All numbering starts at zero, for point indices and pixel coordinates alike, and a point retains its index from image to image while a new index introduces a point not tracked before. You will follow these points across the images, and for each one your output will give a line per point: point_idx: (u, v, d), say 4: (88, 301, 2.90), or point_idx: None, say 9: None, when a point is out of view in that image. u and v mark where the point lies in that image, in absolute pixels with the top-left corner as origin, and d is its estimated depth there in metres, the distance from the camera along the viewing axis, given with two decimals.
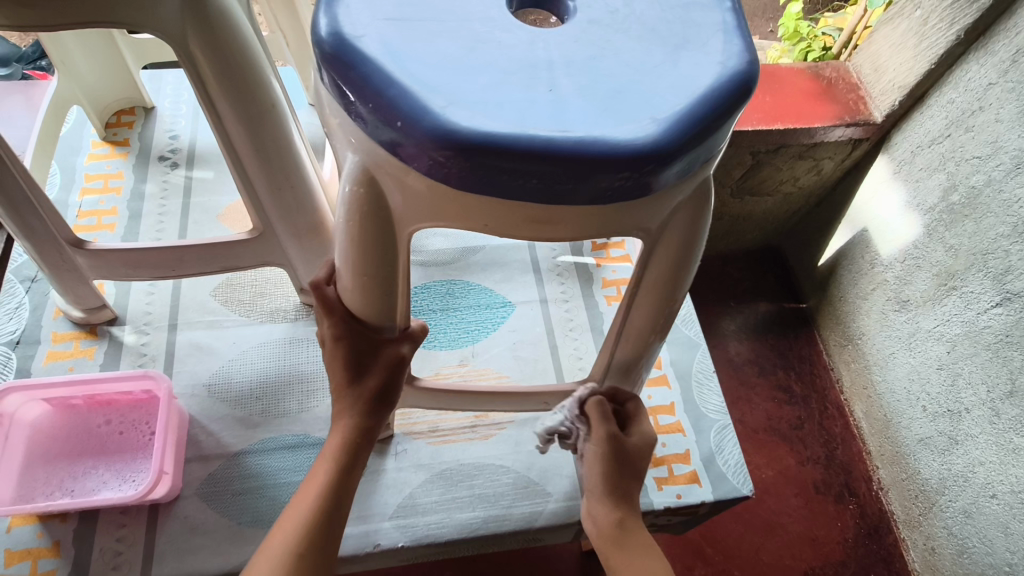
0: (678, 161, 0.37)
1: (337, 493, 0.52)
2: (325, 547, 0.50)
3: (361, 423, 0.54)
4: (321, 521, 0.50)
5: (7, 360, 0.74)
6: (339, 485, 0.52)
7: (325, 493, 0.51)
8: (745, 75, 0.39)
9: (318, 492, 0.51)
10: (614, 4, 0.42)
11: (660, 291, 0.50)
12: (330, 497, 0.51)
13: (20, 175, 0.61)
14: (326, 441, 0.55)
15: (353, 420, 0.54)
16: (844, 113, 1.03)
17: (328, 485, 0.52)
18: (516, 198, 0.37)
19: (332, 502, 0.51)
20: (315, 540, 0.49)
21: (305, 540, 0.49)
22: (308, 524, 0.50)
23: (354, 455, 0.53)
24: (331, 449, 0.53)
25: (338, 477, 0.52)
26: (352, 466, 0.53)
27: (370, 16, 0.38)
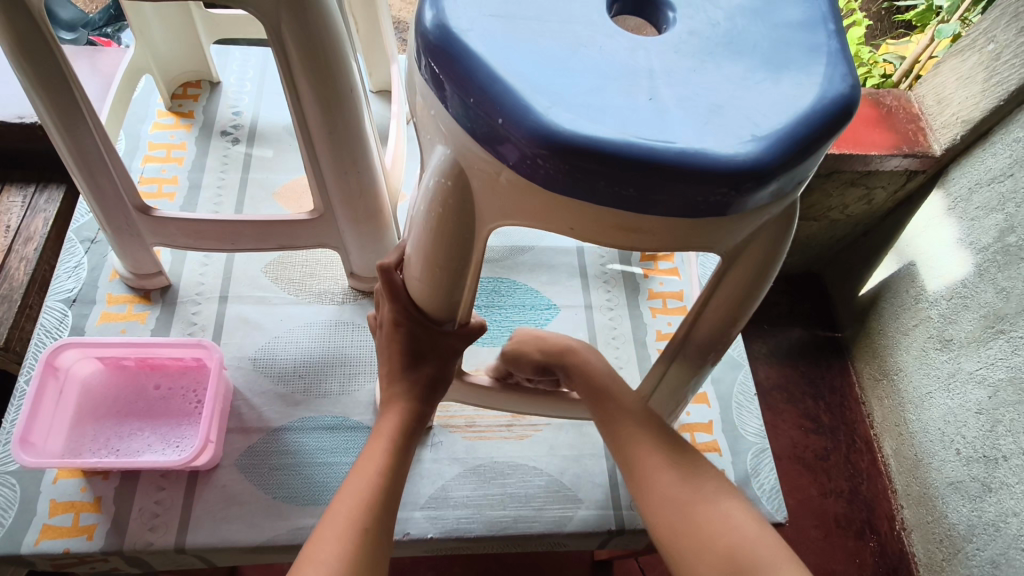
0: (772, 182, 0.38)
1: (396, 473, 0.53)
2: (385, 525, 0.50)
3: (416, 407, 0.56)
4: (384, 500, 0.51)
5: (64, 316, 0.75)
6: (396, 467, 0.53)
7: (386, 473, 0.52)
8: (846, 99, 0.40)
9: (379, 472, 0.52)
10: (715, 19, 0.44)
11: (728, 310, 0.51)
12: (387, 477, 0.52)
13: (98, 132, 0.62)
14: (380, 422, 0.56)
15: (409, 404, 0.56)
16: (902, 142, 1.01)
17: (388, 467, 0.53)
18: (607, 205, 0.39)
19: (393, 481, 0.52)
20: (376, 518, 0.50)
21: (369, 515, 0.50)
22: (371, 501, 0.50)
23: (409, 438, 0.55)
24: (387, 431, 0.55)
25: (396, 458, 0.54)
26: (406, 449, 0.55)
27: (477, 11, 0.40)
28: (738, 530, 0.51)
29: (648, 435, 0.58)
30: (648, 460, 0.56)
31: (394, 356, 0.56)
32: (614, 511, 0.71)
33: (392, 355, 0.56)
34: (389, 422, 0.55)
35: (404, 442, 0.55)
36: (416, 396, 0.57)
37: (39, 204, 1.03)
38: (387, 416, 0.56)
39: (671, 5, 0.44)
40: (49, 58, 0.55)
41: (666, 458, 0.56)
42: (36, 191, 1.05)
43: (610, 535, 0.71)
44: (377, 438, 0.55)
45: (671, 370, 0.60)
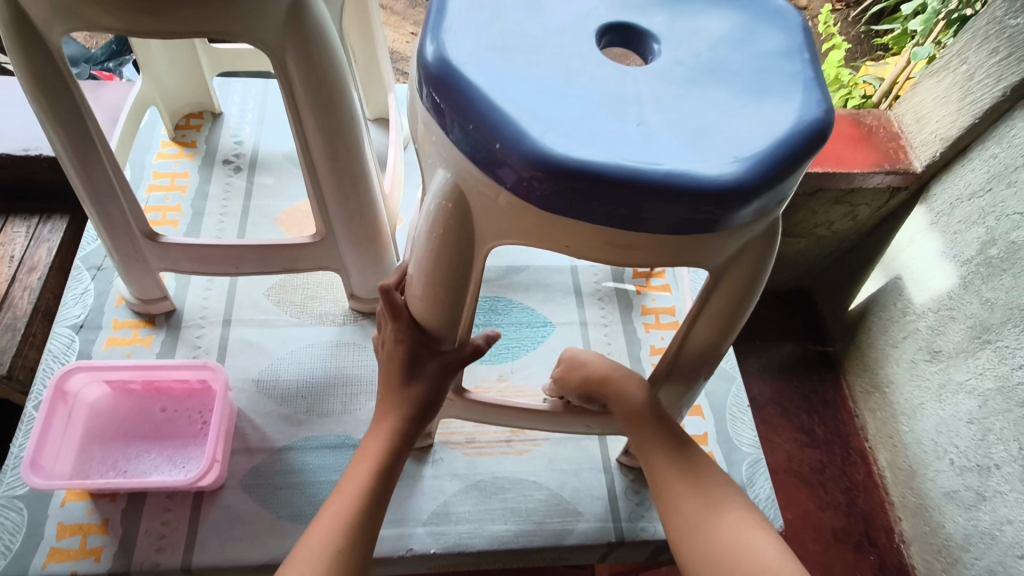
0: (755, 200, 0.41)
1: (378, 493, 0.54)
2: (366, 543, 0.52)
3: (404, 426, 0.57)
4: (363, 519, 0.53)
5: (71, 342, 0.77)
6: (377, 489, 0.55)
7: (366, 494, 0.54)
8: (822, 123, 0.43)
9: (359, 491, 0.54)
10: (698, 49, 0.47)
11: (718, 325, 0.54)
12: (370, 499, 0.54)
13: (109, 162, 0.65)
14: (368, 439, 0.58)
15: (397, 423, 0.57)
16: (884, 160, 1.05)
17: (368, 487, 0.54)
18: (600, 224, 0.41)
19: (374, 502, 0.54)
20: (356, 539, 0.52)
21: (347, 536, 0.51)
22: (354, 521, 0.52)
23: (397, 457, 0.57)
24: (373, 451, 0.56)
25: (380, 478, 0.55)
26: (391, 469, 0.56)
27: (474, 45, 0.43)
28: (761, 561, 0.52)
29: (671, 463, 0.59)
30: (672, 487, 0.58)
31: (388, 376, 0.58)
32: (613, 523, 0.72)
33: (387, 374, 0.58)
34: (377, 438, 0.57)
35: (390, 463, 0.56)
36: (405, 413, 0.57)
37: (42, 234, 1.05)
38: (376, 432, 0.58)
39: (656, 37, 0.47)
40: (65, 92, 0.57)
41: (690, 483, 0.57)
42: (39, 222, 1.07)
43: (611, 547, 0.72)
44: (362, 459, 0.56)
45: (665, 388, 0.63)
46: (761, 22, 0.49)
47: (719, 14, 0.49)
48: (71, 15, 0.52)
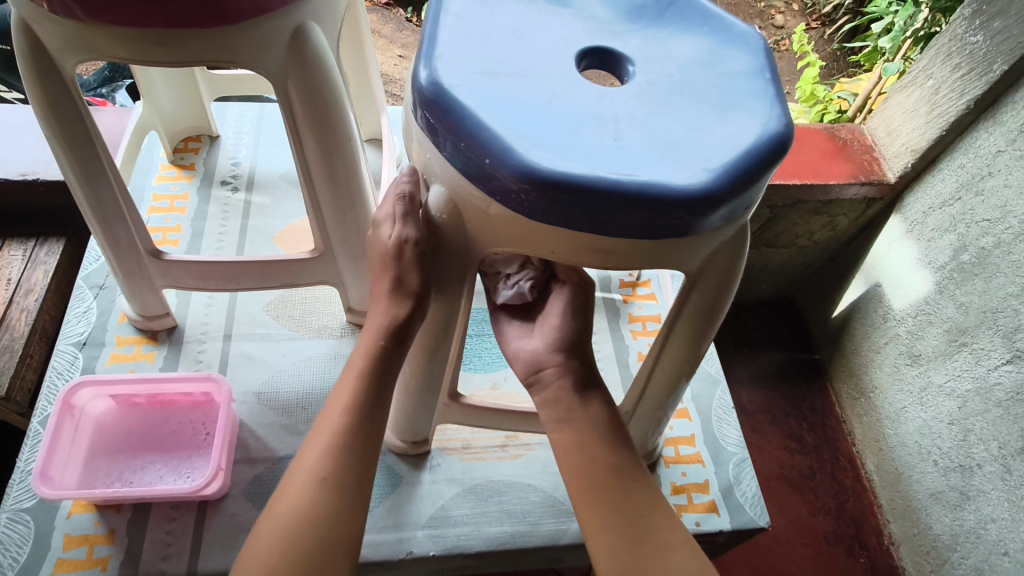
0: (723, 206, 0.45)
1: (359, 420, 0.53)
2: (353, 472, 0.51)
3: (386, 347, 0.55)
4: (350, 445, 0.51)
5: (75, 359, 0.79)
6: (360, 417, 0.53)
7: (347, 431, 0.52)
8: (783, 136, 0.47)
9: (340, 426, 0.52)
10: (669, 71, 0.51)
11: (696, 325, 0.57)
12: (348, 428, 0.52)
13: (116, 184, 0.68)
14: (350, 368, 0.55)
15: (382, 340, 0.55)
16: (859, 172, 1.10)
17: (350, 424, 0.52)
18: (582, 230, 0.45)
19: (353, 428, 0.52)
20: (340, 471, 0.50)
21: (329, 466, 0.50)
22: (336, 452, 0.51)
23: (385, 372, 0.55)
24: (354, 382, 0.54)
25: (362, 402, 0.53)
26: (375, 405, 0.54)
27: (464, 70, 0.47)
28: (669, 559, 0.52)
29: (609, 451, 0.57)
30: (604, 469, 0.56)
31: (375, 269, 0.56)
32: None
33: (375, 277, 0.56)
34: (371, 334, 0.55)
35: (374, 385, 0.55)
36: (390, 328, 0.54)
37: (40, 257, 1.07)
38: (357, 359, 0.56)
39: (631, 60, 0.51)
40: (76, 117, 0.61)
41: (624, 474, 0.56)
42: (36, 245, 1.09)
43: None
44: (345, 384, 0.55)
45: (656, 376, 0.65)
46: (726, 45, 0.53)
47: (688, 39, 0.54)
48: (84, 46, 0.55)
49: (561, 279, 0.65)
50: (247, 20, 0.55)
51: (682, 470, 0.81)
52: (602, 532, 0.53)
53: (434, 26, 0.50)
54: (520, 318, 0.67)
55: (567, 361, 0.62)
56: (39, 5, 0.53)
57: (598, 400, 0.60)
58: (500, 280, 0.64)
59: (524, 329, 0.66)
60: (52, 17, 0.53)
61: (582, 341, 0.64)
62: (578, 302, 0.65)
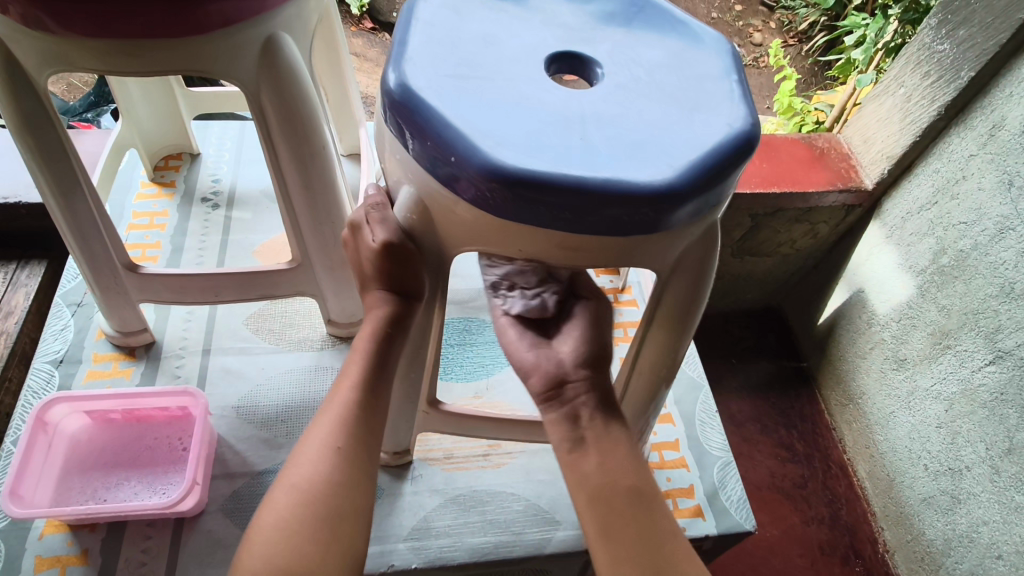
0: (689, 203, 0.45)
1: (361, 415, 0.51)
2: (359, 469, 0.49)
3: (383, 339, 0.54)
4: (354, 438, 0.50)
5: (50, 377, 0.78)
6: (361, 412, 0.51)
7: (349, 422, 0.50)
8: (749, 135, 0.47)
9: (341, 417, 0.50)
10: (636, 74, 0.52)
11: (672, 325, 0.58)
12: (350, 423, 0.50)
13: (91, 198, 0.67)
14: (348, 360, 0.54)
15: (377, 330, 0.54)
16: (837, 179, 1.11)
17: (350, 415, 0.51)
18: (551, 228, 0.45)
19: (356, 424, 0.51)
20: (345, 469, 0.49)
21: (333, 463, 0.48)
22: (339, 450, 0.49)
23: (385, 364, 0.54)
24: (353, 372, 0.53)
25: (363, 396, 0.52)
26: (374, 398, 0.53)
27: (432, 73, 0.48)
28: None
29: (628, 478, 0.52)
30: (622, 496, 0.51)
31: (369, 267, 0.53)
32: None
33: (372, 272, 0.54)
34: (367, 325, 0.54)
35: (374, 379, 0.53)
36: (386, 320, 0.54)
37: (20, 279, 1.07)
38: (354, 352, 0.54)
39: (599, 63, 0.52)
40: (50, 131, 0.61)
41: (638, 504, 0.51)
42: (17, 268, 1.08)
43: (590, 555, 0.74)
44: (344, 377, 0.53)
45: (635, 383, 0.65)
46: (693, 49, 0.54)
47: (656, 43, 0.55)
48: (57, 59, 0.55)
49: (583, 295, 0.64)
50: (219, 30, 0.56)
51: (667, 475, 0.80)
52: (622, 564, 0.48)
53: (406, 32, 0.51)
54: (529, 331, 0.62)
55: (592, 376, 0.56)
56: (11, 19, 0.53)
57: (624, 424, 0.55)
58: (515, 293, 0.64)
59: (536, 345, 0.60)
60: (24, 30, 0.53)
61: (606, 356, 0.59)
62: (597, 317, 0.62)
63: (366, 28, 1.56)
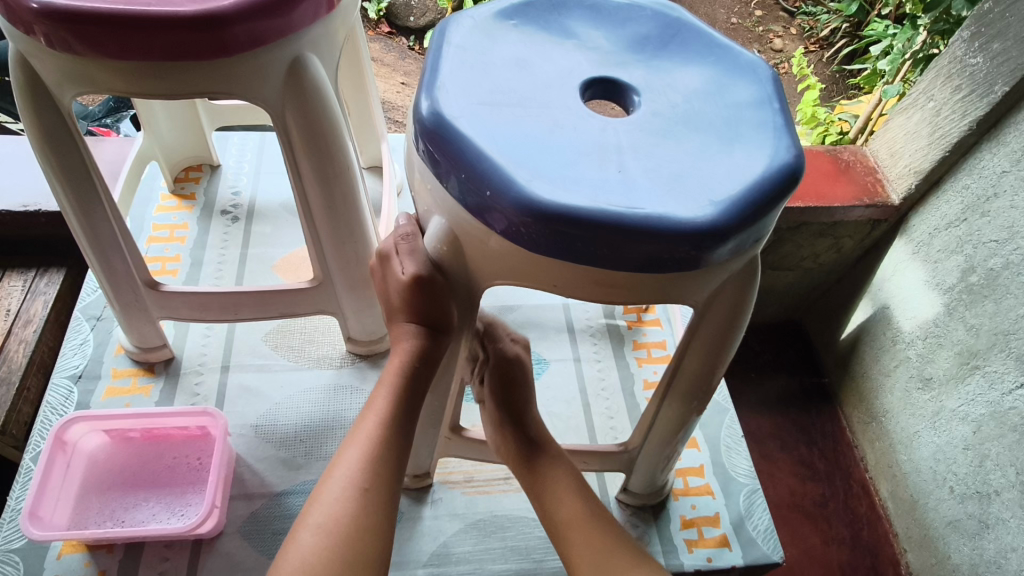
0: (730, 239, 0.43)
1: (386, 455, 0.51)
2: (384, 513, 0.49)
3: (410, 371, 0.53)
4: (379, 479, 0.49)
5: (70, 393, 0.77)
6: (385, 450, 0.51)
7: (374, 461, 0.50)
8: (793, 167, 0.46)
9: (365, 456, 0.50)
10: (674, 101, 0.50)
11: (704, 360, 0.56)
12: (376, 462, 0.50)
13: (113, 215, 0.66)
14: (374, 395, 0.54)
15: (405, 363, 0.53)
16: (863, 194, 1.08)
17: (376, 454, 0.50)
18: (586, 264, 0.43)
19: (382, 463, 0.50)
20: (369, 511, 0.48)
21: (358, 505, 0.48)
22: (365, 491, 0.48)
23: (412, 400, 0.54)
24: (379, 406, 0.53)
25: (388, 434, 0.52)
26: (399, 436, 0.52)
27: (465, 100, 0.46)
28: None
29: (558, 493, 0.61)
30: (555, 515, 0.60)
31: (398, 298, 0.52)
32: None
33: (399, 304, 0.53)
34: (396, 357, 0.54)
35: (400, 417, 0.53)
36: (416, 349, 0.53)
37: (39, 287, 1.06)
38: (382, 387, 0.53)
39: (635, 90, 0.51)
40: (74, 151, 0.60)
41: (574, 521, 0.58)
42: (36, 275, 1.08)
43: None
44: (370, 412, 0.53)
45: (665, 410, 0.63)
46: (732, 75, 0.52)
47: (694, 69, 0.53)
48: (82, 79, 0.54)
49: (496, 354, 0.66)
50: (245, 52, 0.55)
51: (692, 502, 0.78)
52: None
53: (437, 56, 0.49)
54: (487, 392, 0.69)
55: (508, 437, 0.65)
56: (36, 38, 0.52)
57: (542, 453, 0.64)
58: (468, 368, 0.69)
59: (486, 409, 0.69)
60: (49, 51, 0.53)
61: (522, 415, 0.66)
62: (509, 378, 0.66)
63: (384, 33, 1.55)
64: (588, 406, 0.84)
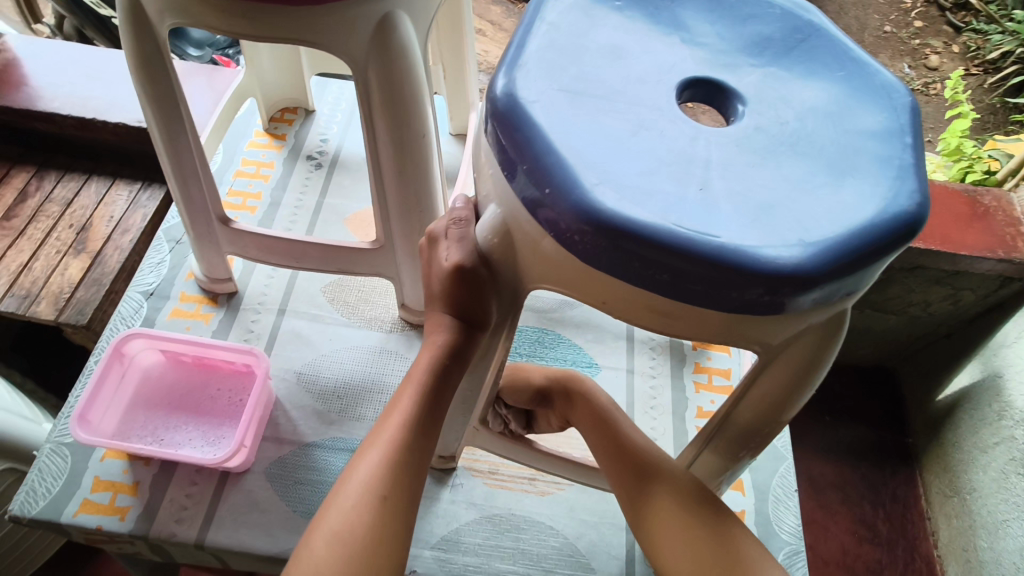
0: (818, 289, 0.37)
1: (406, 460, 0.49)
2: (401, 522, 0.47)
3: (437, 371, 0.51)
4: (401, 487, 0.48)
5: (139, 307, 0.81)
6: (406, 455, 0.49)
7: (393, 469, 0.48)
8: (911, 216, 0.38)
9: (386, 462, 0.48)
10: (785, 117, 0.44)
11: (764, 411, 0.51)
12: (396, 468, 0.48)
13: (196, 147, 0.68)
14: (397, 392, 0.52)
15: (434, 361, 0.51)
16: (998, 246, 0.95)
17: (397, 460, 0.48)
18: (643, 287, 0.39)
19: (402, 470, 0.48)
20: (387, 522, 0.46)
21: (375, 514, 0.46)
22: (383, 499, 0.47)
23: (437, 399, 0.52)
24: (403, 403, 0.51)
25: (411, 437, 0.50)
26: (421, 440, 0.50)
27: (546, 84, 0.42)
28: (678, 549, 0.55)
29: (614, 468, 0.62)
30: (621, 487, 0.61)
31: (438, 286, 0.50)
32: None
33: (440, 293, 0.50)
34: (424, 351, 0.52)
35: (424, 417, 0.51)
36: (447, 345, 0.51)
37: (141, 200, 1.13)
38: (408, 383, 0.51)
39: (742, 99, 0.44)
40: (164, 78, 0.61)
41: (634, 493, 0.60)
42: (140, 188, 1.14)
43: None
44: (393, 410, 0.51)
45: (711, 447, 0.57)
46: (861, 97, 0.45)
47: (816, 84, 0.46)
48: (178, 11, 0.55)
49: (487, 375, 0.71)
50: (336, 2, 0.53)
51: None
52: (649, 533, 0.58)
53: (526, 32, 0.45)
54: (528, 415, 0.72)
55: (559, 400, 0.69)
56: None
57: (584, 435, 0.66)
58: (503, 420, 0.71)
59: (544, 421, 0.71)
60: None
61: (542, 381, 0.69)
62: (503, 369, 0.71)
63: None
64: (632, 423, 0.79)
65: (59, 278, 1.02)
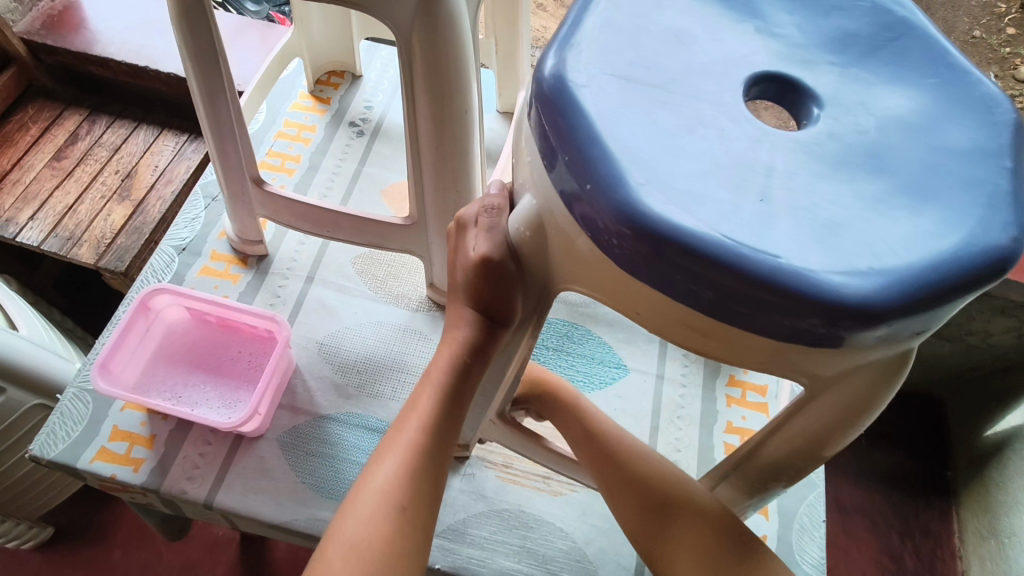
0: (884, 325, 0.33)
1: (425, 466, 0.47)
2: (421, 532, 0.46)
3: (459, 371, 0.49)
4: (420, 495, 0.46)
5: (171, 261, 0.81)
6: (425, 461, 0.47)
7: (412, 477, 0.46)
8: (1000, 252, 0.34)
9: (406, 471, 0.46)
10: (864, 125, 0.39)
11: (798, 444, 0.47)
12: (415, 476, 0.46)
13: (234, 104, 0.66)
14: (416, 393, 0.50)
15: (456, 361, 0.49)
16: None
17: (416, 467, 0.47)
18: (684, 303, 0.35)
19: (421, 478, 0.47)
20: (407, 533, 0.45)
21: (394, 525, 0.45)
22: (403, 509, 0.45)
23: (458, 400, 0.49)
24: (422, 405, 0.48)
25: (430, 443, 0.48)
26: (439, 443, 0.48)
27: (599, 68, 0.38)
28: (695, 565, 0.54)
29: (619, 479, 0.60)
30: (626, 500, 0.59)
31: (464, 277, 0.48)
32: None
33: (466, 284, 0.48)
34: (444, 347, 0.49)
35: (443, 420, 0.48)
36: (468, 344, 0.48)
37: (186, 152, 1.13)
38: (427, 382, 0.49)
39: (818, 101, 0.40)
40: (205, 32, 0.59)
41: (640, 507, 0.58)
42: (187, 140, 1.14)
43: None
44: (412, 413, 0.49)
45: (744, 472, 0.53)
46: (955, 110, 0.40)
47: (903, 91, 0.41)
48: None
49: None
50: None
51: None
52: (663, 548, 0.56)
53: (583, 8, 0.41)
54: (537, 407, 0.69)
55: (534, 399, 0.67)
56: None
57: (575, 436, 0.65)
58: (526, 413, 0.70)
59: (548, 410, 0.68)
60: None
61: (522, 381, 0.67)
62: None
63: None
64: (656, 430, 0.76)
65: (101, 223, 1.03)
